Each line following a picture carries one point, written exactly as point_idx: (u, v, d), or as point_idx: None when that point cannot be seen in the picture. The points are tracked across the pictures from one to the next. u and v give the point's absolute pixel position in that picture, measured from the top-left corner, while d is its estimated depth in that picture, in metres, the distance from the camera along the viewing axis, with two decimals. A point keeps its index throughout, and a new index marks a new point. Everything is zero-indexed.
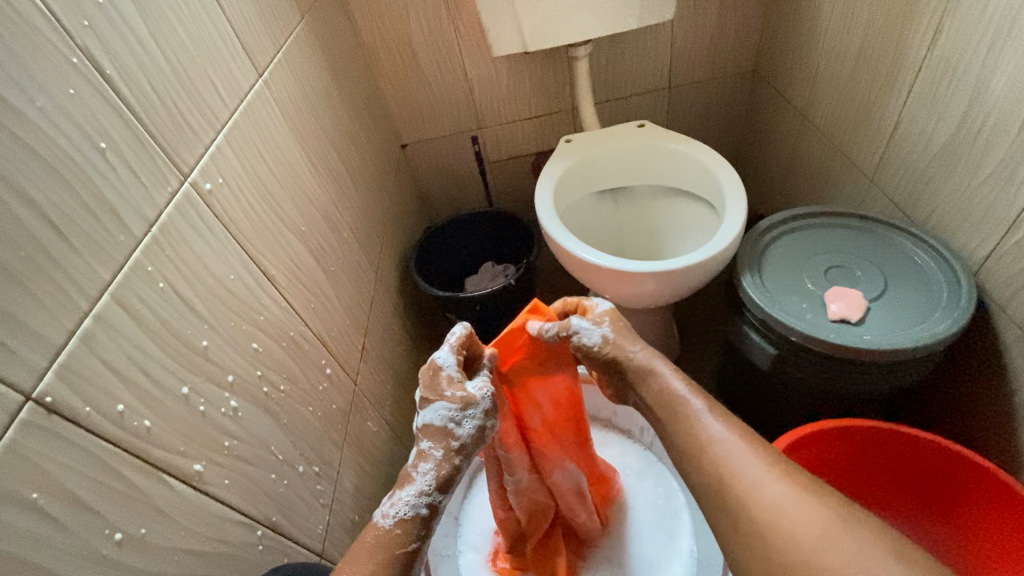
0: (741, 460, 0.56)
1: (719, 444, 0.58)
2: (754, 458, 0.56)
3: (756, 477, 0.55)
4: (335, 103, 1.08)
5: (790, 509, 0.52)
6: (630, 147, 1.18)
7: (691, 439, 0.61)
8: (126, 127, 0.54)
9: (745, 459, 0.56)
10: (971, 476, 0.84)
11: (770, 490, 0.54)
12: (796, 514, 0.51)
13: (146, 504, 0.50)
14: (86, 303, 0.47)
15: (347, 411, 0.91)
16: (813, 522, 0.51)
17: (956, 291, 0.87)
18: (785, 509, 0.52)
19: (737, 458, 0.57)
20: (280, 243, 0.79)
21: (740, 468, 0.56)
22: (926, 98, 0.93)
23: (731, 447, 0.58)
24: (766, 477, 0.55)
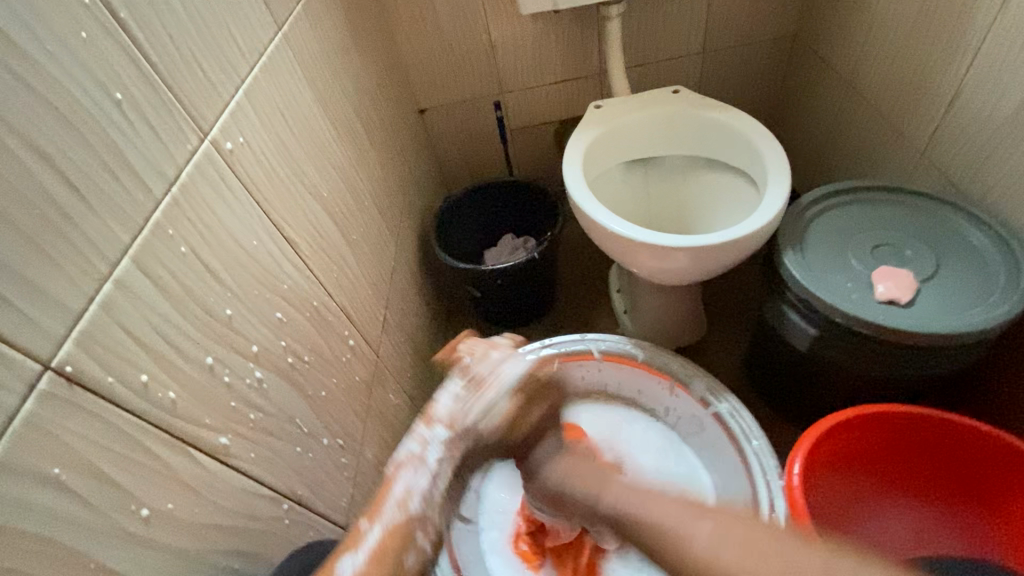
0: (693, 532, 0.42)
1: (683, 536, 0.42)
2: (702, 520, 0.42)
3: (711, 546, 0.40)
4: (355, 63, 1.02)
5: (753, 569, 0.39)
6: (666, 115, 1.11)
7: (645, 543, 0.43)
8: (142, 78, 0.50)
9: (688, 525, 0.42)
10: (1016, 465, 0.81)
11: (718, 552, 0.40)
12: (753, 566, 0.39)
13: (173, 478, 0.48)
14: (106, 268, 0.44)
15: (369, 384, 0.89)
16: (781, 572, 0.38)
17: (1016, 273, 0.82)
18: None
19: (711, 550, 0.40)
20: (302, 208, 0.75)
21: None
22: (995, 63, 0.86)
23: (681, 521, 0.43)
24: (731, 542, 0.40)
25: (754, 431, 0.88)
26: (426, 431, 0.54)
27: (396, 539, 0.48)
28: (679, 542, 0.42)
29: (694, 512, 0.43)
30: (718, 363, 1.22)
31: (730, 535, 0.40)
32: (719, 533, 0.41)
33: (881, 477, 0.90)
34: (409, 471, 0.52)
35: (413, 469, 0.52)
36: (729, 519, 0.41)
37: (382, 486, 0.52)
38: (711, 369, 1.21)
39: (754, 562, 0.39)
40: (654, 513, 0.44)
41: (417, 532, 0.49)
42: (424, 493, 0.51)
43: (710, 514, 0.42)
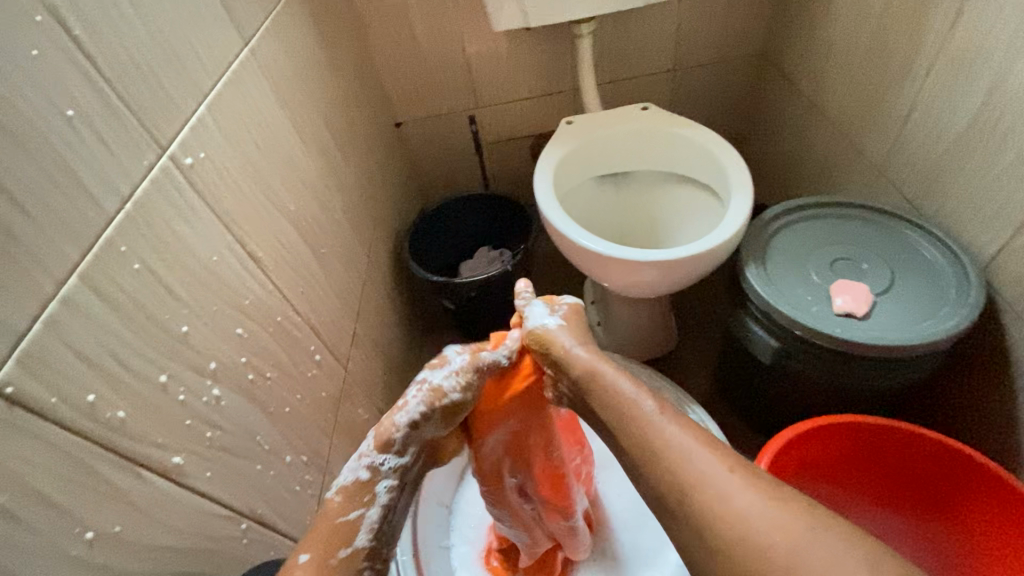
0: (674, 439, 0.47)
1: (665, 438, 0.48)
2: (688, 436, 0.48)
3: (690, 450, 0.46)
4: (327, 77, 1.03)
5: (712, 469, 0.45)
6: (635, 131, 1.14)
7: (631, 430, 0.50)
8: (97, 95, 0.50)
9: (678, 437, 0.47)
10: (974, 474, 0.83)
11: (693, 457, 0.46)
12: (726, 485, 0.44)
13: (120, 500, 0.47)
14: (52, 286, 0.43)
15: (337, 399, 0.88)
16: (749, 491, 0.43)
17: (965, 286, 0.85)
18: (720, 497, 0.43)
19: (686, 457, 0.46)
20: (268, 223, 0.75)
21: (694, 471, 0.45)
22: (943, 86, 0.90)
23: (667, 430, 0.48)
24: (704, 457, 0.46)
25: None
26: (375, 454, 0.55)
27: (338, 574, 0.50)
28: (659, 436, 0.48)
29: (680, 425, 0.49)
30: (689, 374, 1.23)
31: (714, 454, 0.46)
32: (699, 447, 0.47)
33: (843, 487, 0.92)
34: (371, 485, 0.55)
35: (362, 502, 0.54)
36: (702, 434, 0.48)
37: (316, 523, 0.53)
38: (682, 380, 1.23)
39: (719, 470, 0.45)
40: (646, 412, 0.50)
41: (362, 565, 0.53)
42: (372, 525, 0.54)
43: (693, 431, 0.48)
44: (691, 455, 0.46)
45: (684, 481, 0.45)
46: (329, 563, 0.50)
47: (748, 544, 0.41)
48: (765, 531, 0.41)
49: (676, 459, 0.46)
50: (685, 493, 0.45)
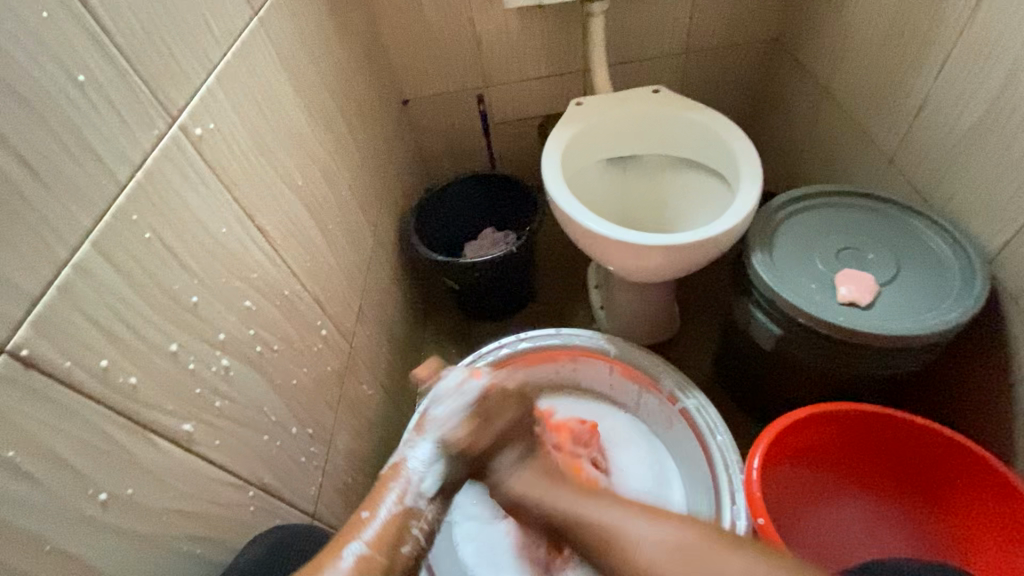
0: (629, 526, 0.57)
1: (623, 531, 0.57)
2: (641, 523, 0.57)
3: (649, 540, 0.55)
4: (334, 50, 1.01)
5: (662, 550, 0.54)
6: (644, 114, 1.13)
7: (600, 540, 0.58)
8: (108, 61, 0.50)
9: (632, 525, 0.57)
10: (966, 462, 0.84)
11: (648, 544, 0.55)
12: (679, 558, 0.53)
13: (132, 464, 0.48)
14: (65, 253, 0.44)
15: (342, 374, 0.89)
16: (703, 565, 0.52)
17: (971, 279, 0.85)
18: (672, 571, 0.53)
19: (642, 542, 0.55)
20: (275, 196, 0.75)
21: None
22: (958, 76, 0.89)
23: (626, 522, 0.58)
24: (660, 539, 0.55)
25: (719, 426, 0.90)
26: (419, 441, 0.67)
27: (376, 551, 0.57)
28: (623, 541, 0.56)
29: None
30: (690, 359, 1.24)
31: (666, 536, 0.55)
32: (655, 531, 0.56)
33: (839, 471, 0.94)
34: (401, 476, 0.65)
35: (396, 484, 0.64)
36: (649, 514, 0.58)
37: (365, 505, 0.62)
38: (683, 365, 1.24)
39: (675, 550, 0.54)
40: (605, 512, 0.60)
41: (401, 547, 0.60)
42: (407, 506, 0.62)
43: (640, 509, 0.59)
44: (652, 544, 0.55)
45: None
46: (370, 539, 0.58)
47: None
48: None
49: (641, 561, 0.54)
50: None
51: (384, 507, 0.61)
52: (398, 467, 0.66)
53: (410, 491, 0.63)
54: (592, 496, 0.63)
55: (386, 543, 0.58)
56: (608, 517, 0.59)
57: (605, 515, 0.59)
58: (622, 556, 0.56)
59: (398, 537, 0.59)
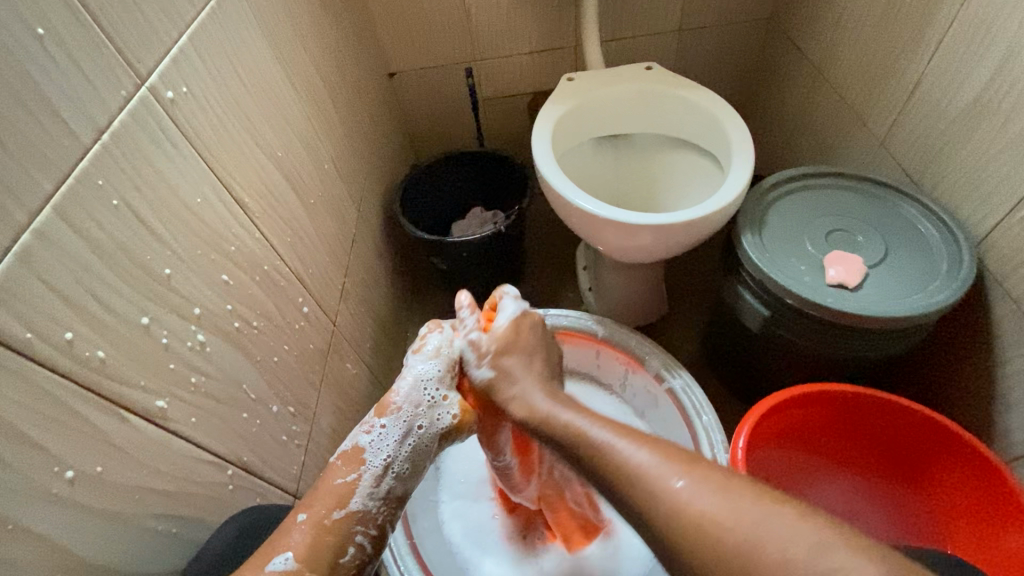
0: (656, 467, 0.47)
1: (650, 470, 0.47)
2: (675, 468, 0.47)
3: (684, 487, 0.45)
4: (317, 16, 0.97)
5: (699, 494, 0.44)
6: (637, 91, 1.10)
7: (620, 475, 0.49)
8: (68, 12, 0.46)
9: (666, 470, 0.47)
10: (947, 441, 0.85)
11: (683, 487, 0.45)
12: (721, 508, 0.43)
13: (102, 441, 0.46)
14: (24, 218, 0.41)
15: (325, 352, 0.87)
16: (752, 514, 0.42)
17: (958, 262, 0.85)
18: (718, 518, 0.42)
19: (676, 483, 0.46)
20: (253, 167, 0.72)
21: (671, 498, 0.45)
22: (953, 57, 0.88)
23: (656, 464, 0.48)
24: (698, 487, 0.45)
25: (704, 406, 0.91)
26: (377, 421, 0.62)
27: (332, 535, 0.55)
28: (654, 481, 0.47)
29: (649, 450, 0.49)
30: (677, 341, 1.24)
31: (711, 483, 0.45)
32: (694, 479, 0.46)
33: (820, 450, 0.95)
34: (358, 460, 0.60)
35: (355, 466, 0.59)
36: (681, 457, 0.48)
37: (320, 484, 0.59)
38: (670, 347, 1.24)
39: (718, 494, 0.44)
40: (623, 446, 0.50)
41: (356, 528, 0.57)
42: (366, 491, 0.59)
43: (663, 448, 0.49)
44: (687, 491, 0.45)
45: (682, 521, 0.44)
46: (325, 522, 0.55)
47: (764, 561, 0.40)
48: (766, 543, 0.40)
49: (677, 504, 0.45)
50: (684, 526, 0.43)
51: (335, 490, 0.58)
52: (354, 449, 0.61)
53: (371, 470, 0.59)
54: (622, 432, 0.52)
55: (343, 527, 0.56)
56: (631, 456, 0.49)
57: (624, 450, 0.50)
58: (652, 491, 0.46)
59: (351, 525, 0.56)
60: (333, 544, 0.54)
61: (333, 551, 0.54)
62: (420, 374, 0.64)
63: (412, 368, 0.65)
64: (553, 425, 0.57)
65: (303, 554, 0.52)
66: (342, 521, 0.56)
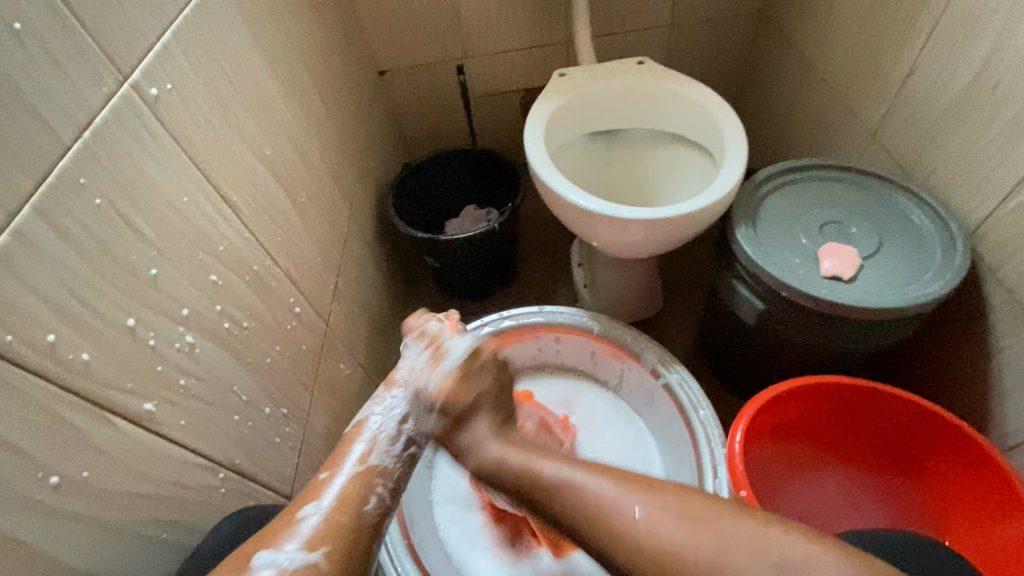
0: (615, 500, 0.44)
1: (609, 501, 0.44)
2: (635, 496, 0.44)
3: (644, 518, 0.43)
4: (304, 12, 0.96)
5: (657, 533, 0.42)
6: (629, 86, 1.10)
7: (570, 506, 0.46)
8: (46, 7, 0.45)
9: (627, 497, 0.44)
10: (945, 433, 0.85)
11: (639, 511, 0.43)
12: (684, 538, 0.41)
13: (87, 446, 0.45)
14: (2, 218, 0.40)
15: (318, 353, 0.86)
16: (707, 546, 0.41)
17: (951, 252, 0.85)
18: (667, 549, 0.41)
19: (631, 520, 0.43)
20: (240, 166, 0.70)
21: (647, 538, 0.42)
22: (944, 47, 0.88)
23: (617, 497, 0.44)
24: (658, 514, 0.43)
25: (701, 401, 0.90)
26: (387, 394, 0.61)
27: (354, 484, 0.52)
28: (613, 516, 0.43)
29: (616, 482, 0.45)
30: (673, 336, 1.24)
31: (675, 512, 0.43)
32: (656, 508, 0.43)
33: (818, 444, 0.95)
34: (367, 431, 0.58)
35: (367, 432, 0.57)
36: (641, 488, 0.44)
37: (340, 448, 0.57)
38: (666, 342, 1.24)
39: (672, 525, 0.42)
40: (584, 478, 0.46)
41: (377, 480, 0.54)
42: (382, 449, 0.56)
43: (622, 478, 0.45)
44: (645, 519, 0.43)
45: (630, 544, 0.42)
46: (349, 473, 0.53)
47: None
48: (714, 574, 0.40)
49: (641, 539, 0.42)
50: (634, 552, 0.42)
51: (357, 449, 0.56)
52: (366, 421, 0.59)
53: (383, 433, 0.57)
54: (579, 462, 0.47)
55: (365, 480, 0.53)
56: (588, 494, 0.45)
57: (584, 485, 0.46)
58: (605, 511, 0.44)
59: (367, 487, 0.52)
60: (356, 495, 0.52)
61: (355, 500, 0.51)
62: (410, 359, 0.60)
63: (409, 350, 0.62)
64: (521, 474, 0.49)
65: (333, 499, 0.50)
66: (363, 474, 0.53)
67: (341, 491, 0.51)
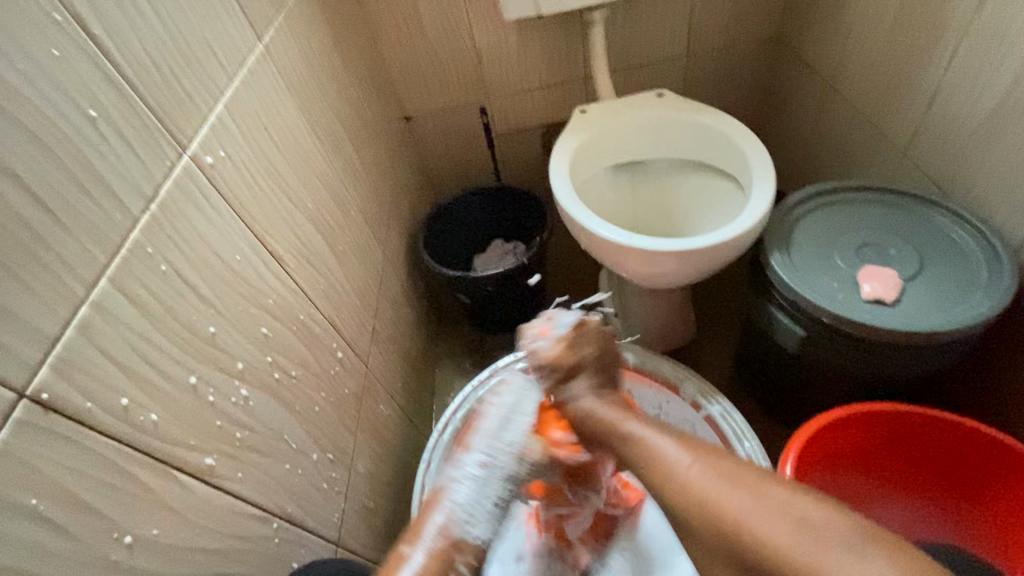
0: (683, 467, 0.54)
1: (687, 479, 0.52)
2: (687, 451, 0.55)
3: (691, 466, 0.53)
4: (338, 71, 1.01)
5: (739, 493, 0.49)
6: (651, 118, 1.12)
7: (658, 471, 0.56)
8: (119, 96, 0.49)
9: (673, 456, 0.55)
10: (1002, 458, 0.82)
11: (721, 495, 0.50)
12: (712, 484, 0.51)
13: (156, 503, 0.47)
14: (82, 290, 0.43)
15: (359, 396, 0.88)
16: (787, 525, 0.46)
17: (998, 271, 0.83)
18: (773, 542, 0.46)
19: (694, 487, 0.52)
20: (286, 221, 0.74)
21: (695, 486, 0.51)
22: (972, 63, 0.87)
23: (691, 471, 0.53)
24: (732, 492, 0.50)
25: (745, 432, 0.88)
26: (462, 460, 0.74)
27: (436, 562, 0.66)
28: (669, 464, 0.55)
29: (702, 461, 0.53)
30: (709, 364, 1.22)
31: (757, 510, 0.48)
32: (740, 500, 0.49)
33: (873, 471, 0.91)
34: (443, 507, 0.70)
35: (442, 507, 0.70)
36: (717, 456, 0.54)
37: (416, 520, 0.70)
38: (701, 370, 1.22)
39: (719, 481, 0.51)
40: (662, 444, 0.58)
41: (457, 562, 0.68)
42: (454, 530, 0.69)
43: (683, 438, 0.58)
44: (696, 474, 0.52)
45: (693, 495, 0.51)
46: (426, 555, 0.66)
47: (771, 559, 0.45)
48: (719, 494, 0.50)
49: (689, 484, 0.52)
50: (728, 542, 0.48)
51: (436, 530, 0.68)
52: (441, 488, 0.73)
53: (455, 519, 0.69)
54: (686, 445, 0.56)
55: (446, 555, 0.67)
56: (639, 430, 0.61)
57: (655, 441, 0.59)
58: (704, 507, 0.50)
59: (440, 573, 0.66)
60: (441, 569, 0.67)
61: (439, 574, 0.66)
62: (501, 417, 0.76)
63: (494, 416, 0.76)
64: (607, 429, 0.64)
65: None
66: (442, 550, 0.67)
67: (417, 573, 0.64)
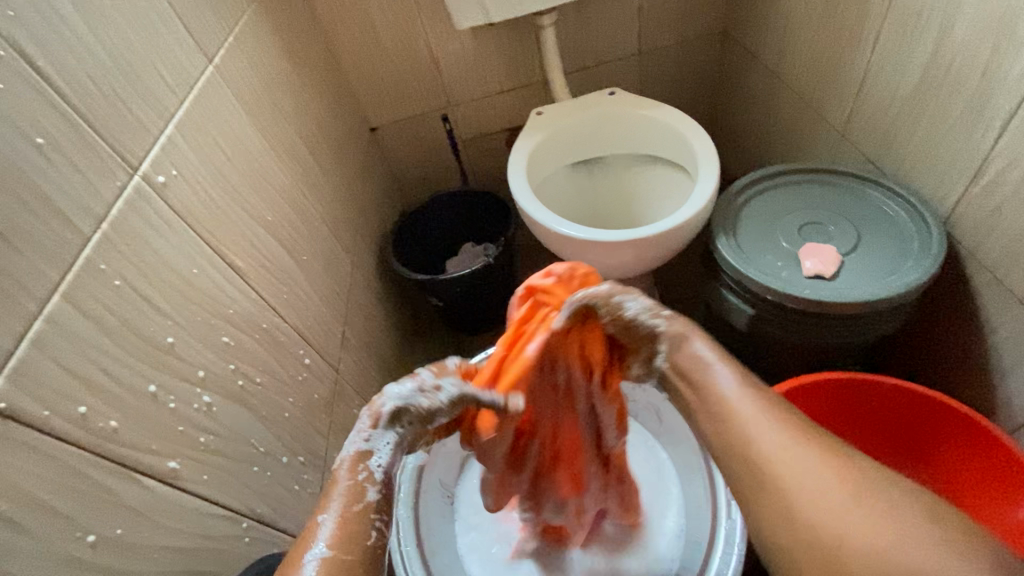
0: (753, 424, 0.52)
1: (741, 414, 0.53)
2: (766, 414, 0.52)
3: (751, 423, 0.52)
4: (295, 88, 1.04)
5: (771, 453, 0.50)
6: (603, 116, 1.16)
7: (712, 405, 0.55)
8: (66, 123, 0.52)
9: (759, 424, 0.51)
10: (951, 421, 0.86)
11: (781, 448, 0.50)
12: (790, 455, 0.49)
13: (119, 505, 0.49)
14: (35, 307, 0.45)
15: (330, 400, 0.91)
16: (826, 482, 0.47)
17: (928, 239, 0.87)
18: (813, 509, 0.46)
19: (752, 424, 0.52)
20: (244, 233, 0.77)
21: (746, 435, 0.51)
22: (893, 46, 0.92)
23: (751, 413, 0.53)
24: (797, 451, 0.49)
25: None
26: (370, 434, 0.52)
27: (358, 521, 0.50)
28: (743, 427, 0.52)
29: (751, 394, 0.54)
30: None
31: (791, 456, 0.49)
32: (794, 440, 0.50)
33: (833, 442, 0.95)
34: (354, 476, 0.51)
35: (360, 474, 0.51)
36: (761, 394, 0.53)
37: (326, 486, 0.52)
38: None
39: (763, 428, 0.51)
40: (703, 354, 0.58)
41: (374, 517, 0.51)
42: (384, 474, 0.54)
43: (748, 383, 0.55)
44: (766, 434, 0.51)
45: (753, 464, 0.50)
46: (353, 509, 0.50)
47: (854, 553, 0.44)
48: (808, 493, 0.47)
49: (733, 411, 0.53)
50: (768, 494, 0.49)
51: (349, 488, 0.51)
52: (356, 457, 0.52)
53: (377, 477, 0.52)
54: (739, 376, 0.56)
55: (369, 514, 0.51)
56: (697, 351, 0.59)
57: (712, 375, 0.57)
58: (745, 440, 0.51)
59: (363, 536, 0.49)
60: (360, 534, 0.49)
61: (361, 537, 0.49)
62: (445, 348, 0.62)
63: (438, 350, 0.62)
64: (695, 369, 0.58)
65: (336, 541, 0.48)
66: (363, 512, 0.50)
67: (338, 532, 0.48)
